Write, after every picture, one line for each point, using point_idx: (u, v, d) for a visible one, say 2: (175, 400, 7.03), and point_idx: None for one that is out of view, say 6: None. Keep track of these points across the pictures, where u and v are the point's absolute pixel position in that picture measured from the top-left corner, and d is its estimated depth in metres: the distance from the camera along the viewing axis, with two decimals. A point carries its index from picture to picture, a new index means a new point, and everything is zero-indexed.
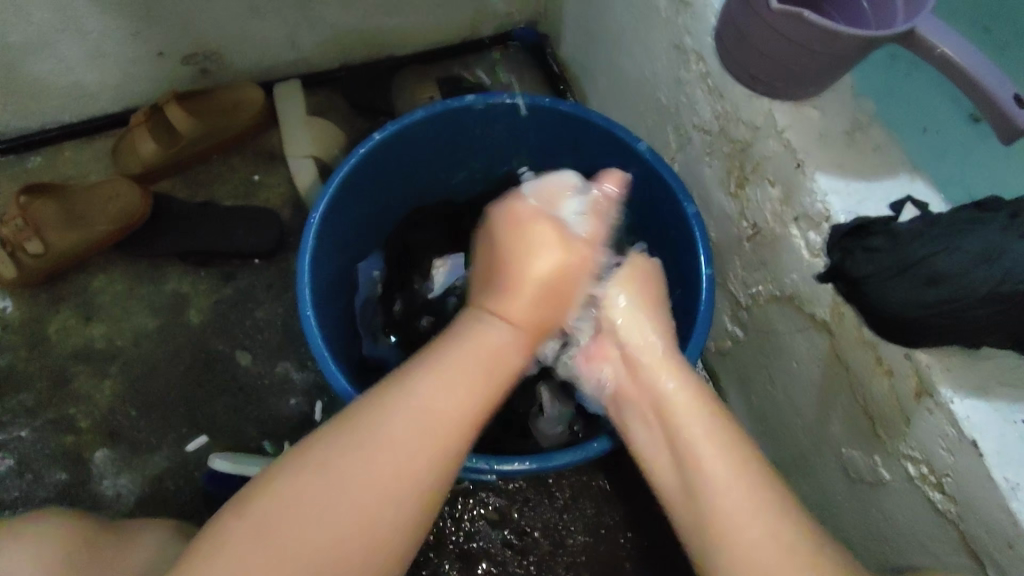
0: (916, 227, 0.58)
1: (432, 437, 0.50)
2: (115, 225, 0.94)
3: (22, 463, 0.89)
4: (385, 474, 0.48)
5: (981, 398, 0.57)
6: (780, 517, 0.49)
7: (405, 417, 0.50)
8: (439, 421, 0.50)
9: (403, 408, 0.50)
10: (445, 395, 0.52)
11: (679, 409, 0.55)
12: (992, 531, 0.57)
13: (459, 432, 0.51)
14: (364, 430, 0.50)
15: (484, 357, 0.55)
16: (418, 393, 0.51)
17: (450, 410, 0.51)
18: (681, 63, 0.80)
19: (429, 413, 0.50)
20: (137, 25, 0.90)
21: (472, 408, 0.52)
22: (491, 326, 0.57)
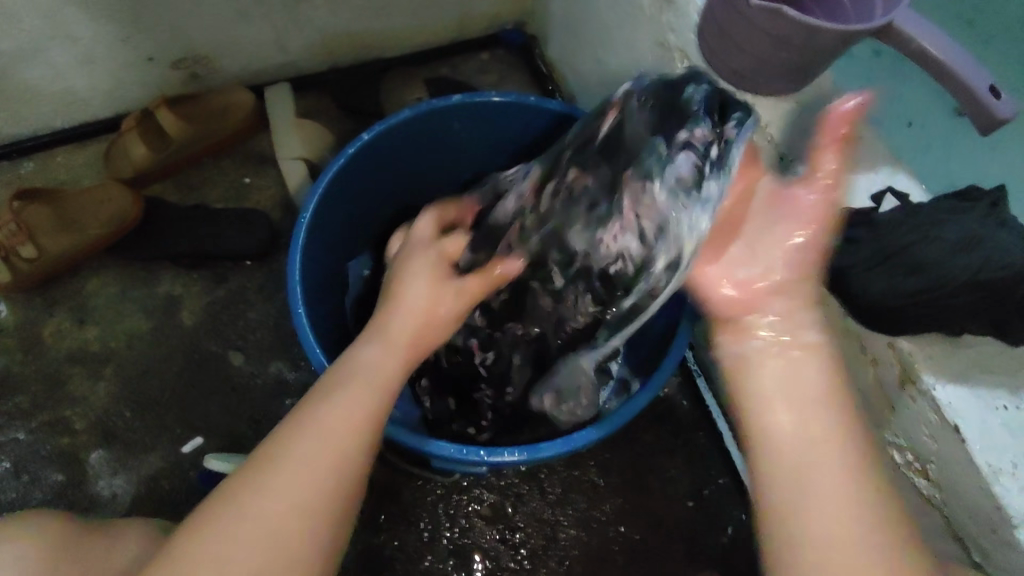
0: (896, 217, 0.59)
1: (331, 448, 0.56)
2: (107, 229, 0.94)
3: (18, 465, 0.90)
4: (297, 498, 0.54)
5: (963, 385, 0.58)
6: (867, 503, 0.54)
7: (305, 440, 0.56)
8: (339, 443, 0.57)
9: (303, 434, 0.56)
10: (346, 418, 0.58)
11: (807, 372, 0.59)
12: (976, 517, 0.59)
13: (354, 436, 0.58)
14: (280, 458, 0.56)
15: (366, 375, 0.60)
16: (315, 421, 0.57)
17: (341, 425, 0.57)
18: (665, 61, 0.81)
19: (329, 432, 0.57)
20: (127, 30, 0.91)
21: (364, 415, 0.58)
22: (366, 347, 0.63)
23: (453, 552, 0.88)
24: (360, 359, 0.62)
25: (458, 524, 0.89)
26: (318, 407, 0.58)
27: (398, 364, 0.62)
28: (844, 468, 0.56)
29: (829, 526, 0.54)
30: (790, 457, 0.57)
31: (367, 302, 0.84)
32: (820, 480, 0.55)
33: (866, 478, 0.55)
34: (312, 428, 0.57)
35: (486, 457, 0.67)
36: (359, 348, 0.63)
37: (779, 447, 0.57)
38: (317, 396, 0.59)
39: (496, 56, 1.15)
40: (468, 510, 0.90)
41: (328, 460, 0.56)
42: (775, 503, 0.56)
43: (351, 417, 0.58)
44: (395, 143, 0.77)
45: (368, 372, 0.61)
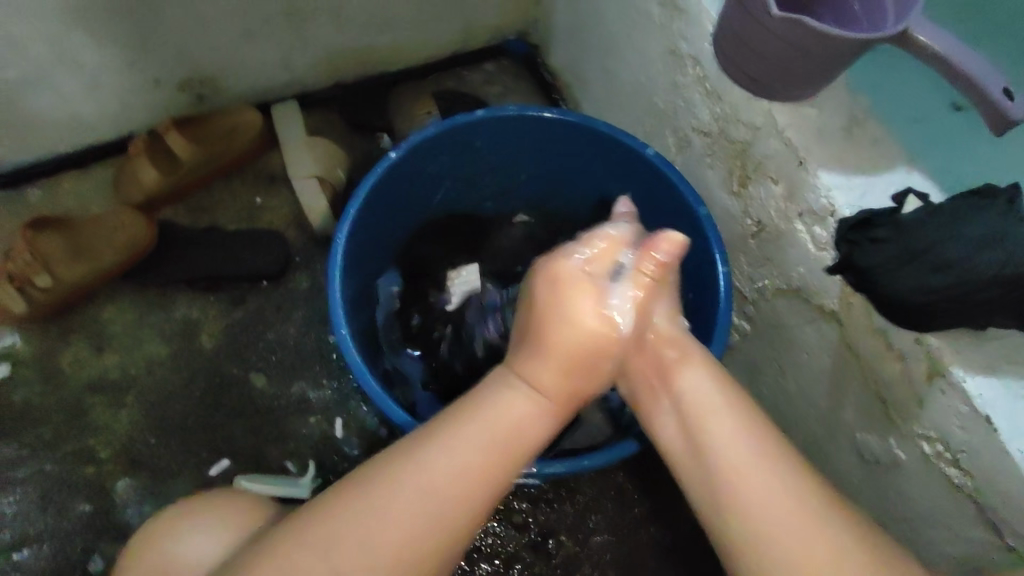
0: (920, 216, 0.61)
1: (446, 500, 0.52)
2: (122, 255, 0.94)
3: (45, 496, 0.89)
4: (392, 541, 0.51)
5: (991, 376, 0.60)
6: (828, 526, 0.51)
7: (418, 478, 0.52)
8: (447, 489, 0.52)
9: (415, 469, 0.53)
10: (467, 463, 0.53)
11: (702, 408, 0.57)
12: (1009, 504, 0.60)
13: (473, 489, 0.53)
14: (382, 498, 0.52)
15: (506, 430, 0.55)
16: (451, 446, 0.54)
17: (460, 470, 0.53)
18: (676, 69, 0.82)
19: (442, 474, 0.52)
20: (133, 55, 0.90)
21: (479, 462, 0.54)
22: (520, 398, 0.57)
23: (486, 562, 0.89)
24: (496, 402, 0.57)
25: (492, 532, 0.90)
26: (439, 440, 0.54)
27: (535, 416, 0.57)
28: (787, 492, 0.52)
29: (766, 527, 0.51)
30: (725, 470, 0.54)
31: (394, 317, 0.87)
32: (745, 498, 0.53)
33: (802, 506, 0.52)
34: (417, 470, 0.53)
35: (540, 468, 0.66)
36: (500, 392, 0.57)
37: (718, 468, 0.55)
38: (436, 427, 0.56)
39: (500, 66, 1.15)
40: (501, 518, 0.91)
41: (432, 500, 0.52)
42: (746, 508, 0.52)
43: (479, 457, 0.54)
44: (418, 160, 0.79)
45: (512, 423, 0.56)
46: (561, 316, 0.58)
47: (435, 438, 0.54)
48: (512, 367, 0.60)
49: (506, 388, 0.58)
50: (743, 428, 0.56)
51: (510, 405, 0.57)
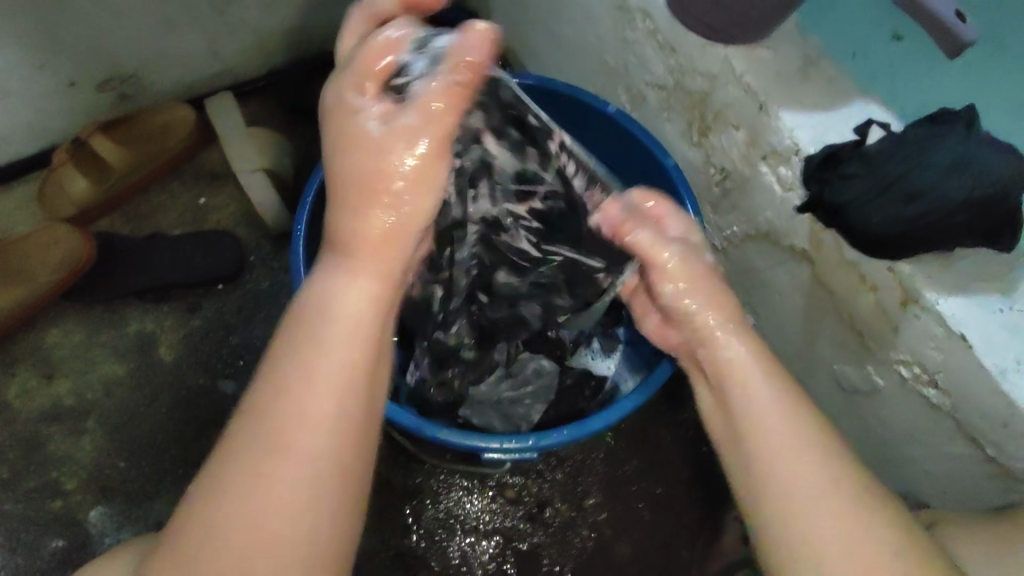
0: (884, 147, 0.62)
1: (338, 423, 0.46)
2: (59, 274, 0.87)
3: (12, 539, 0.84)
4: (291, 482, 0.44)
5: (962, 295, 0.62)
6: (844, 484, 0.51)
7: (304, 405, 0.45)
8: (325, 405, 0.46)
9: (302, 396, 0.46)
10: (321, 397, 0.46)
11: (734, 364, 0.58)
12: (986, 415, 0.63)
13: (355, 400, 0.47)
14: (259, 451, 0.44)
15: (348, 326, 0.49)
16: (321, 343, 0.48)
17: (317, 415, 0.46)
18: (625, 24, 0.81)
19: (316, 414, 0.46)
20: (43, 57, 0.82)
21: (362, 368, 0.48)
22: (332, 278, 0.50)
23: (486, 541, 0.89)
24: (327, 289, 0.50)
25: (487, 508, 0.90)
26: (283, 376, 0.46)
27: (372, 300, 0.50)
28: (810, 463, 0.51)
29: (807, 503, 0.50)
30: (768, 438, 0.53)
31: None
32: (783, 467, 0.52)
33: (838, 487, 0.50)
34: (290, 407, 0.45)
35: (538, 441, 0.65)
36: (330, 281, 0.50)
37: (762, 460, 0.53)
38: (309, 338, 0.48)
39: None
40: (495, 493, 0.91)
41: (318, 425, 0.45)
42: (783, 485, 0.51)
43: (340, 399, 0.46)
44: None
45: (352, 313, 0.49)
46: (351, 218, 0.51)
47: (299, 346, 0.47)
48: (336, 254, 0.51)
49: (336, 271, 0.51)
50: (787, 411, 0.54)
51: (350, 292, 0.50)
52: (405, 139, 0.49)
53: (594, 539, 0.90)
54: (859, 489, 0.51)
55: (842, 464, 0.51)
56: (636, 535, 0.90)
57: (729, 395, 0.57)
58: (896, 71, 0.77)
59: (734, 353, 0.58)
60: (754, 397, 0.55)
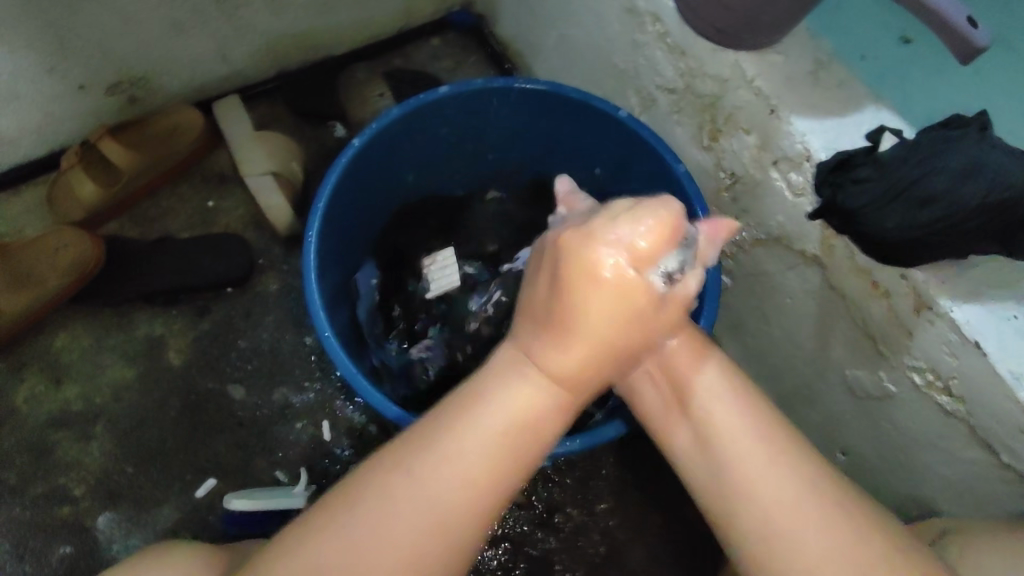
0: (899, 153, 0.62)
1: (465, 487, 0.47)
2: (68, 279, 0.87)
3: (20, 544, 0.84)
4: (405, 548, 0.46)
5: (975, 302, 0.62)
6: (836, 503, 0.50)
7: (445, 477, 0.47)
8: (467, 469, 0.48)
9: (437, 461, 0.48)
10: (471, 472, 0.48)
11: (700, 397, 0.55)
12: (1001, 421, 0.62)
13: (492, 476, 0.48)
14: (401, 485, 0.47)
15: (525, 421, 0.49)
16: (476, 432, 0.48)
17: (463, 484, 0.48)
18: (635, 27, 0.80)
19: (443, 490, 0.47)
20: (52, 61, 0.82)
21: (506, 460, 0.49)
22: (531, 385, 0.50)
23: (496, 546, 0.89)
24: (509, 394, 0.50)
25: (497, 513, 0.90)
26: (436, 446, 0.48)
27: (546, 404, 0.50)
28: (786, 478, 0.50)
29: (791, 534, 0.49)
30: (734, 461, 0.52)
31: (376, 312, 0.84)
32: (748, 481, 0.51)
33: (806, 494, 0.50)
34: (423, 484, 0.47)
35: (552, 447, 0.65)
36: (518, 384, 0.50)
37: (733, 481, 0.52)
38: (462, 415, 0.49)
39: (447, 40, 1.12)
40: None
41: (452, 496, 0.47)
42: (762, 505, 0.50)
43: (517, 457, 0.49)
44: (383, 144, 0.76)
45: (523, 413, 0.49)
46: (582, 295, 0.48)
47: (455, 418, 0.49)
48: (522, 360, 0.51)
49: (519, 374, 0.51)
50: (767, 447, 0.52)
51: (520, 392, 0.50)
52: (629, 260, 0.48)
53: (604, 544, 0.89)
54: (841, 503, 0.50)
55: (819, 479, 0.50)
56: (646, 540, 0.90)
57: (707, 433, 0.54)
58: (906, 73, 0.78)
59: (704, 382, 0.55)
60: (725, 425, 0.53)
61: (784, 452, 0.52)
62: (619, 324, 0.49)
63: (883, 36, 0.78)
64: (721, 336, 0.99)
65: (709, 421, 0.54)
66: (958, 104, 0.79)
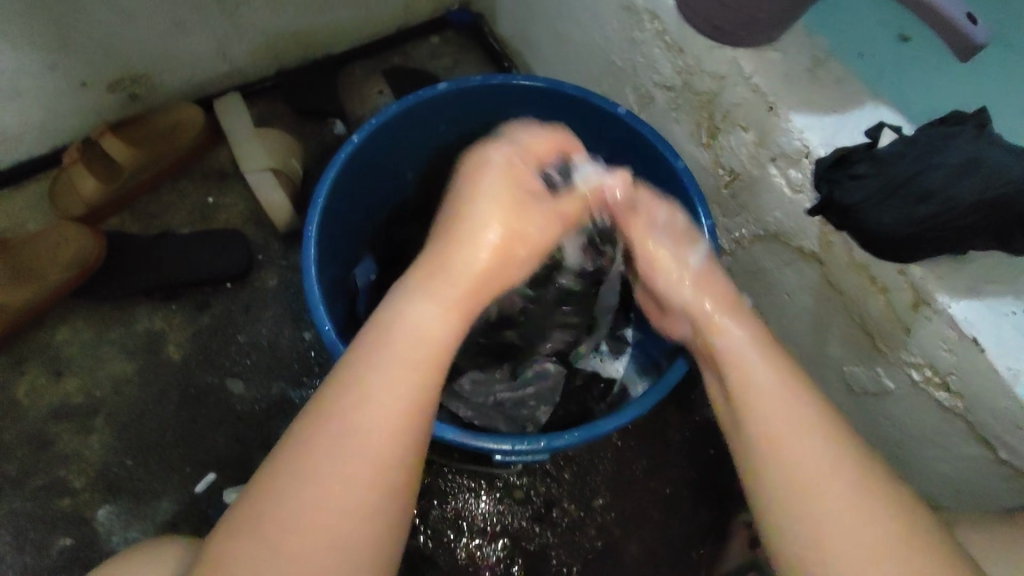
0: (897, 149, 0.62)
1: (373, 446, 0.44)
2: (69, 273, 0.88)
3: (20, 537, 0.84)
4: (344, 502, 0.43)
5: (973, 298, 0.61)
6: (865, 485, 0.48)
7: (347, 428, 0.45)
8: (377, 420, 0.45)
9: (341, 420, 0.45)
10: (391, 414, 0.45)
11: (737, 357, 0.56)
12: (998, 417, 0.62)
13: (399, 425, 0.45)
14: (307, 462, 0.44)
15: (418, 348, 0.48)
16: (382, 372, 0.46)
17: (384, 427, 0.45)
18: (633, 25, 0.81)
19: (363, 431, 0.44)
20: (54, 57, 0.83)
21: (407, 400, 0.46)
22: (421, 307, 0.50)
23: (494, 542, 0.89)
24: (396, 314, 0.50)
25: (495, 509, 0.90)
26: (353, 387, 0.46)
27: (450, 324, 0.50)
28: (821, 454, 0.49)
29: (812, 501, 0.48)
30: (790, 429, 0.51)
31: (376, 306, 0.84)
32: (797, 452, 0.50)
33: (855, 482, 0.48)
34: (345, 429, 0.44)
35: (547, 442, 0.65)
36: (411, 306, 0.50)
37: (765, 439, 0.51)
38: (369, 354, 0.47)
39: (446, 38, 1.13)
40: (502, 493, 0.91)
41: (368, 450, 0.44)
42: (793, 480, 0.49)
43: (400, 397, 0.46)
44: (382, 140, 0.76)
45: (418, 335, 0.49)
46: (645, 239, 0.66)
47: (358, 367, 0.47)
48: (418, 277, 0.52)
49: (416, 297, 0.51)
50: (783, 386, 0.53)
51: (417, 318, 0.49)
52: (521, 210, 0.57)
53: (602, 541, 0.89)
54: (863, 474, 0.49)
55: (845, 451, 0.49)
56: (644, 536, 0.90)
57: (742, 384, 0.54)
58: (904, 69, 0.78)
59: (732, 342, 0.57)
60: (761, 387, 0.53)
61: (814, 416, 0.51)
62: (501, 250, 0.54)
63: (880, 34, 0.78)
64: None
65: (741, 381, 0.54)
66: (956, 102, 0.79)
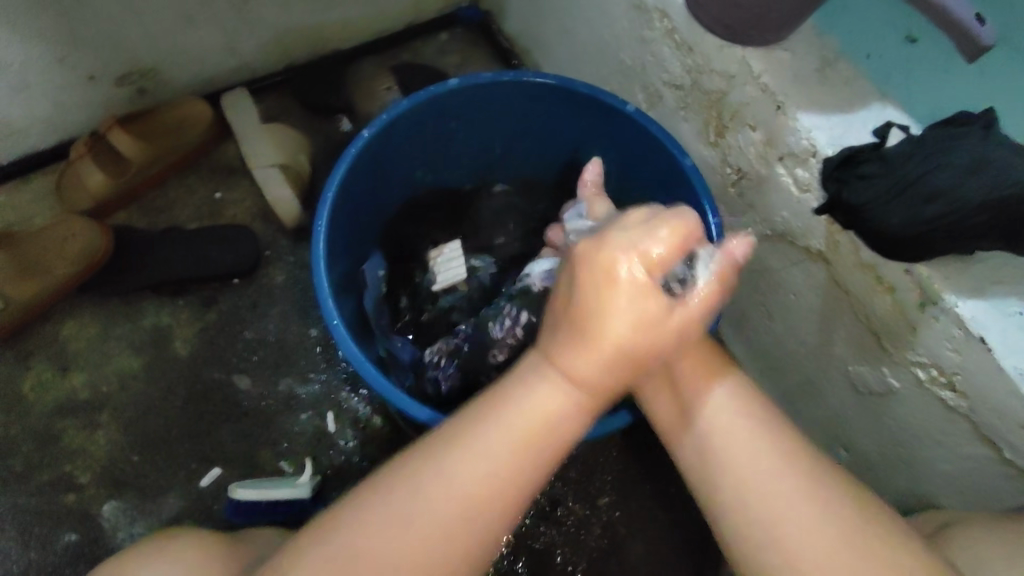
0: (905, 149, 0.63)
1: (473, 505, 0.48)
2: (76, 267, 0.88)
3: (26, 530, 0.85)
4: (420, 551, 0.47)
5: (980, 298, 0.62)
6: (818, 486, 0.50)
7: (462, 492, 0.48)
8: (482, 484, 0.48)
9: (457, 477, 0.48)
10: (488, 477, 0.48)
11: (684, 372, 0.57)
12: (1004, 417, 0.62)
13: (502, 505, 0.49)
14: (404, 507, 0.48)
15: (539, 430, 0.49)
16: (502, 430, 0.49)
17: (483, 494, 0.48)
18: (643, 23, 0.81)
19: (462, 491, 0.48)
20: (64, 51, 0.83)
21: (522, 474, 0.49)
22: (550, 389, 0.50)
23: (499, 538, 0.89)
24: (530, 397, 0.50)
25: None
26: (471, 439, 0.49)
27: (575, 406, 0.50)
28: (769, 458, 0.51)
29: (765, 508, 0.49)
30: (723, 447, 0.53)
31: (382, 301, 0.85)
32: (734, 467, 0.52)
33: (793, 478, 0.50)
34: (448, 479, 0.48)
35: None
36: (537, 382, 0.50)
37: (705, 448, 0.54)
38: (493, 403, 0.51)
39: (454, 36, 1.13)
40: None
41: (460, 511, 0.48)
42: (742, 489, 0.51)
43: (507, 467, 0.49)
44: (392, 136, 0.77)
45: (544, 416, 0.49)
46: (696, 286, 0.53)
47: (480, 424, 0.50)
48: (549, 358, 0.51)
49: (540, 378, 0.50)
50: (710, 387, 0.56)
51: (543, 396, 0.50)
52: (637, 316, 0.48)
53: (607, 538, 0.90)
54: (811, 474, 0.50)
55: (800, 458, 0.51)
56: (648, 534, 0.90)
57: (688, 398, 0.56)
58: (912, 70, 0.78)
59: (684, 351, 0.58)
60: (710, 402, 0.55)
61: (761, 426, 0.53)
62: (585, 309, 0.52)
63: (889, 35, 0.78)
64: (724, 332, 1.00)
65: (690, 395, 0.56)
66: (964, 104, 0.80)
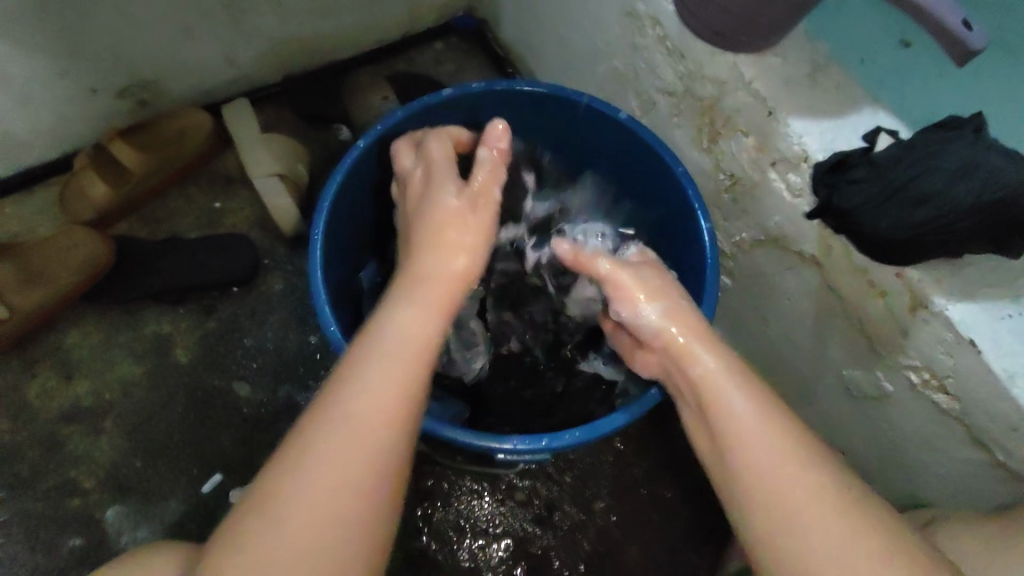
0: (894, 154, 0.63)
1: (372, 430, 0.49)
2: (79, 277, 0.89)
3: (30, 536, 0.86)
4: (333, 496, 0.47)
5: (970, 302, 0.62)
6: (866, 513, 0.49)
7: (354, 417, 0.49)
8: (376, 412, 0.50)
9: (349, 407, 0.49)
10: (386, 394, 0.50)
11: (715, 384, 0.56)
12: (995, 419, 0.62)
13: (392, 427, 0.50)
14: (303, 460, 0.48)
15: (410, 347, 0.53)
16: (384, 352, 0.53)
17: (376, 410, 0.50)
18: (636, 31, 0.82)
19: (364, 414, 0.49)
20: (66, 64, 0.84)
21: (403, 390, 0.51)
22: (405, 311, 0.56)
23: (496, 543, 0.90)
24: (392, 323, 0.55)
25: (498, 510, 0.91)
26: (356, 373, 0.51)
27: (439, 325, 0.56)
28: (793, 461, 0.51)
29: (788, 501, 0.50)
30: (745, 460, 0.52)
31: None
32: (767, 479, 0.51)
33: (815, 486, 0.50)
34: (344, 415, 0.49)
35: (550, 442, 0.66)
36: (398, 314, 0.56)
37: (737, 457, 0.53)
38: (364, 357, 0.52)
39: (450, 44, 1.14)
40: (505, 495, 0.91)
41: (361, 435, 0.48)
42: (740, 453, 0.53)
43: (398, 384, 0.51)
44: (387, 145, 0.78)
45: (415, 332, 0.55)
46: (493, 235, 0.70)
47: (360, 365, 0.52)
48: (404, 287, 0.58)
49: (405, 304, 0.56)
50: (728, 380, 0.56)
51: (408, 319, 0.55)
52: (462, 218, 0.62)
53: (603, 543, 0.90)
54: (844, 494, 0.49)
55: (834, 476, 0.51)
56: (645, 538, 0.91)
57: (712, 402, 0.56)
58: (901, 76, 0.79)
59: (711, 373, 0.57)
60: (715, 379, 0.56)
61: (799, 439, 0.53)
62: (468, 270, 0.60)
63: (879, 40, 0.79)
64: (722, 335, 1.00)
65: (722, 410, 0.55)
66: (955, 108, 0.81)
